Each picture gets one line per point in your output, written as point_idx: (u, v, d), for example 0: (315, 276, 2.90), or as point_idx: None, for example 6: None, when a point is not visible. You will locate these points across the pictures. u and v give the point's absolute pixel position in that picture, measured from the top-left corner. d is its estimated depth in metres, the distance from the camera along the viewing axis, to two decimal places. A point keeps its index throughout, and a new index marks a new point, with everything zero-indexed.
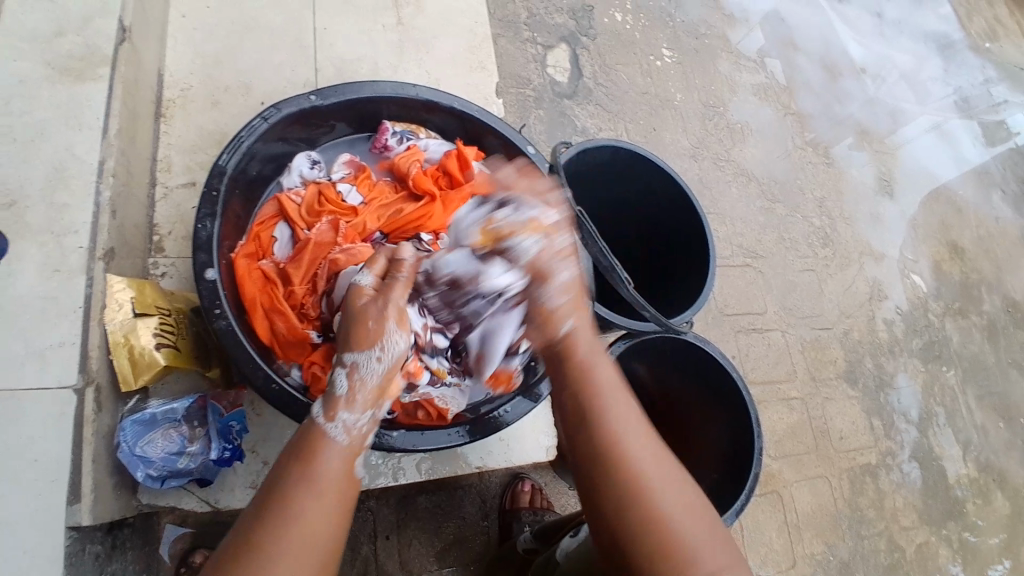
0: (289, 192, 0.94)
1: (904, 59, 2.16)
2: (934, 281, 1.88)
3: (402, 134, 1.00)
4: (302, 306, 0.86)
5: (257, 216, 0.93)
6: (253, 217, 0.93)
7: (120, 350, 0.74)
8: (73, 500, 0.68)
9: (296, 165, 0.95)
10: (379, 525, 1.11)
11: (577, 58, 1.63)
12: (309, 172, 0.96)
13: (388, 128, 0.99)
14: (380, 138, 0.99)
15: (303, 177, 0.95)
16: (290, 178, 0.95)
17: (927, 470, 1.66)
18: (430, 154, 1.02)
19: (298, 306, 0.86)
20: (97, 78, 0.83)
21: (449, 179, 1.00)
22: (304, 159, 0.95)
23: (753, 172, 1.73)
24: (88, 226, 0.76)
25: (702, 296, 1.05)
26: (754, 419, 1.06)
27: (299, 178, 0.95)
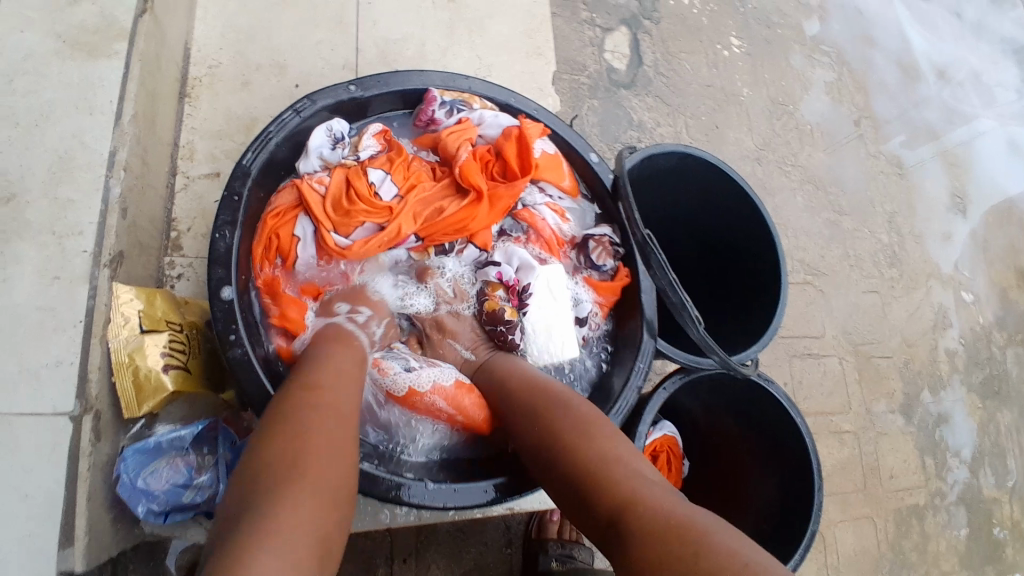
0: (309, 178, 0.81)
1: (989, 63, 1.97)
2: (1002, 309, 1.74)
3: (451, 105, 0.87)
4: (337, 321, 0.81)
5: (274, 203, 0.80)
6: (269, 203, 0.80)
7: (123, 372, 0.65)
8: (66, 543, 0.60)
9: (314, 145, 0.80)
10: (396, 547, 1.04)
11: (638, 44, 1.49)
12: (332, 152, 0.81)
13: (435, 98, 0.85)
14: (426, 109, 0.86)
15: (323, 160, 0.81)
16: (308, 163, 0.81)
17: (975, 513, 1.55)
18: (484, 129, 0.89)
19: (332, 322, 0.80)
20: (112, 54, 0.73)
21: (503, 166, 0.88)
22: (322, 137, 0.81)
23: (820, 180, 1.59)
24: (95, 227, 0.67)
25: (771, 331, 0.94)
26: (817, 469, 0.95)
27: (319, 161, 0.81)
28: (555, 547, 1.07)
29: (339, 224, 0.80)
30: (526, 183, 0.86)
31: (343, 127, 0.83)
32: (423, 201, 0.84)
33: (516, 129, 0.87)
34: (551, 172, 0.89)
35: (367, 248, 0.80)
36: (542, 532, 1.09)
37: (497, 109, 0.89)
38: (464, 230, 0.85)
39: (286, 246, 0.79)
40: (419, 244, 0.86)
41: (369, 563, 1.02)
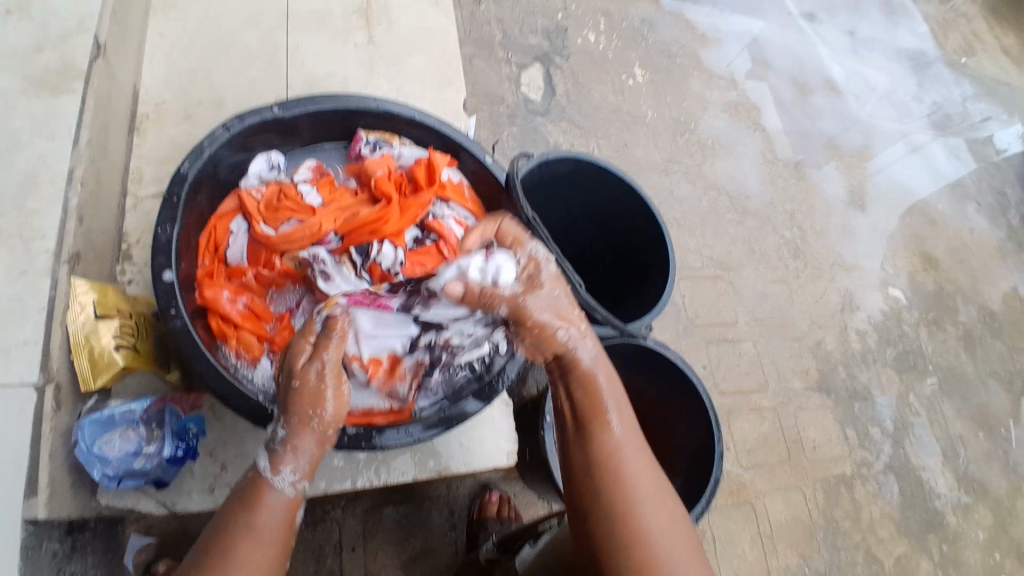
0: (249, 190, 0.95)
1: (877, 77, 2.21)
2: (909, 290, 1.91)
3: (375, 143, 1.03)
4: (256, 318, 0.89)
5: (218, 209, 0.94)
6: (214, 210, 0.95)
7: (80, 350, 0.76)
8: (29, 494, 0.69)
9: (255, 168, 0.95)
10: (345, 536, 1.12)
11: (551, 77, 1.68)
12: (268, 175, 0.96)
13: (361, 138, 1.02)
14: (355, 147, 1.03)
15: (261, 179, 0.96)
16: (249, 180, 0.95)
17: (903, 480, 1.67)
18: (403, 161, 1.03)
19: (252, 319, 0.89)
20: (70, 91, 0.87)
21: (414, 186, 1.01)
22: (264, 162, 0.96)
23: (724, 186, 1.77)
24: (55, 231, 0.79)
25: (660, 301, 1.06)
26: (714, 422, 1.07)
27: (258, 180, 0.96)
28: (494, 523, 1.16)
29: (268, 218, 0.93)
30: (432, 193, 0.99)
31: (282, 158, 0.98)
32: (342, 208, 0.97)
33: (427, 159, 1.02)
34: (455, 195, 1.02)
35: (289, 238, 0.91)
36: (482, 511, 1.18)
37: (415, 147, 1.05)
38: (376, 232, 0.94)
39: (220, 239, 0.92)
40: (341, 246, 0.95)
41: (319, 552, 1.10)
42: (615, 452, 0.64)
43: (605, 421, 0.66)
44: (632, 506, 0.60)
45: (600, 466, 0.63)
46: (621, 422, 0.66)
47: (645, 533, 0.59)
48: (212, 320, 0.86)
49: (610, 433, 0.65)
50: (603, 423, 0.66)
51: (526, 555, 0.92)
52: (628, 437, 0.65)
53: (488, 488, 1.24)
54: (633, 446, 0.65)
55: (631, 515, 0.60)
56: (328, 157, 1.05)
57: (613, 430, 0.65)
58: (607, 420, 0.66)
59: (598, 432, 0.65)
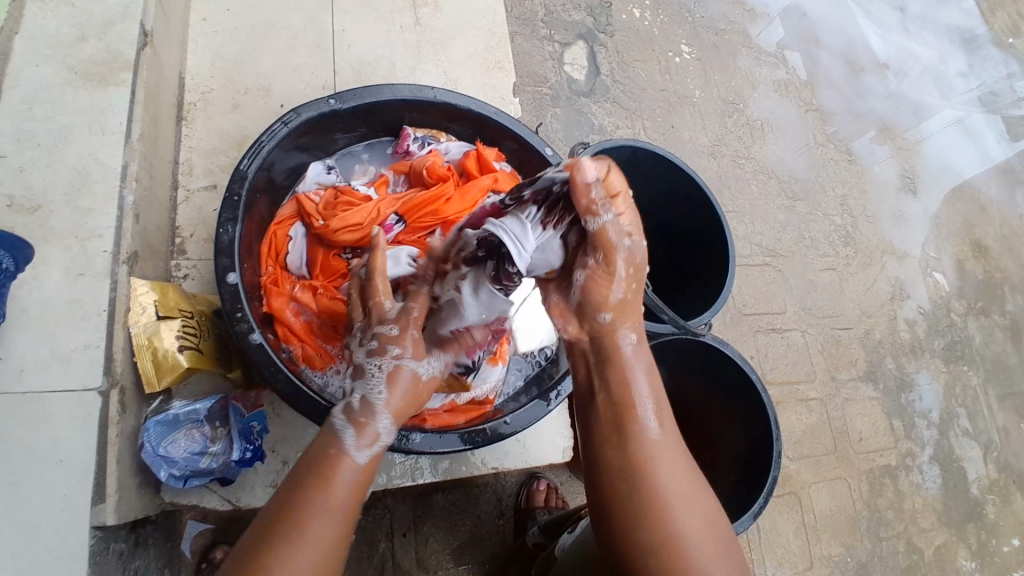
0: (307, 193, 0.95)
1: (928, 54, 2.11)
2: (957, 278, 1.85)
3: (423, 140, 1.03)
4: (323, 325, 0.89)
5: (276, 215, 0.94)
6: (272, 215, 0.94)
7: (143, 352, 0.76)
8: (98, 500, 0.70)
9: (312, 172, 0.96)
10: (395, 522, 1.12)
11: (595, 56, 1.62)
12: (326, 177, 0.97)
13: (410, 134, 1.01)
14: (402, 143, 1.01)
15: (319, 182, 0.96)
16: (306, 184, 0.96)
17: (948, 471, 1.63)
18: (450, 156, 1.03)
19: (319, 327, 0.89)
20: (119, 83, 0.85)
21: (466, 177, 1.01)
22: (320, 166, 0.97)
23: (773, 170, 1.71)
24: (112, 230, 0.78)
25: (721, 298, 1.05)
26: (772, 417, 1.05)
27: (316, 183, 0.96)
28: (542, 514, 1.15)
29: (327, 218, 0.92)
30: (487, 180, 0.98)
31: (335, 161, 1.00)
32: (399, 197, 0.96)
33: (474, 150, 1.02)
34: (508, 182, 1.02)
35: (350, 225, 0.90)
36: (530, 501, 1.17)
37: (460, 141, 1.05)
38: (438, 212, 0.95)
39: (281, 245, 0.91)
40: (404, 228, 0.95)
41: (371, 538, 1.10)
42: (651, 450, 0.59)
43: (636, 412, 0.62)
44: (666, 507, 0.56)
45: (632, 449, 0.59)
46: (661, 423, 0.61)
47: (669, 499, 0.57)
48: (279, 328, 0.86)
49: (647, 432, 0.60)
50: (639, 419, 0.61)
51: (564, 541, 0.91)
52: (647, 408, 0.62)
53: (535, 476, 1.23)
54: (669, 441, 0.61)
55: (646, 478, 0.58)
56: (375, 156, 1.04)
57: (650, 430, 0.60)
58: (642, 416, 0.61)
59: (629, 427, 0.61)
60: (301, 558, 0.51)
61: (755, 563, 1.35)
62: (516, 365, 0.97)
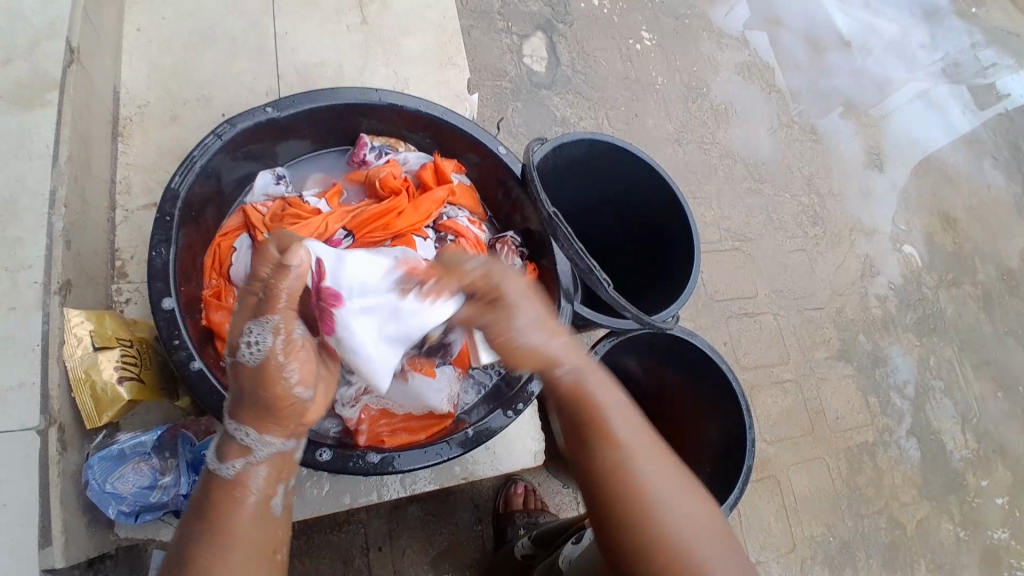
0: (255, 204, 0.91)
1: (890, 28, 2.10)
2: (927, 251, 1.85)
3: (380, 149, 0.99)
4: None
5: (222, 227, 0.90)
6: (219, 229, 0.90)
7: (81, 388, 0.73)
8: (46, 542, 0.67)
9: (260, 183, 0.92)
10: (371, 537, 1.10)
11: (554, 46, 1.59)
12: (275, 188, 0.93)
13: (366, 143, 0.97)
14: (358, 152, 0.98)
15: (268, 194, 0.92)
16: (254, 196, 0.92)
17: (926, 444, 1.64)
18: (409, 167, 1.00)
19: None
20: (46, 104, 0.81)
21: (421, 188, 0.98)
22: (268, 175, 0.93)
23: (739, 153, 1.70)
24: (42, 259, 0.74)
25: (688, 289, 1.02)
26: (744, 408, 1.05)
27: (264, 196, 0.92)
28: (521, 517, 1.13)
29: (274, 229, 0.88)
30: (443, 190, 0.95)
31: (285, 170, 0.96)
32: (351, 210, 0.93)
33: (432, 162, 0.99)
34: (466, 198, 1.00)
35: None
36: (508, 505, 1.16)
37: (418, 152, 1.02)
38: (390, 227, 0.91)
39: (225, 257, 0.87)
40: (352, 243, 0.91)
41: (346, 554, 1.08)
42: (620, 455, 0.59)
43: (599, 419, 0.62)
44: (648, 503, 0.57)
45: (602, 459, 0.60)
46: (626, 428, 0.62)
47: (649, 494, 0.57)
48: (220, 346, 0.82)
49: (613, 438, 0.61)
50: (603, 429, 0.61)
51: (568, 553, 0.90)
52: (614, 416, 0.62)
53: (512, 480, 1.22)
54: (640, 442, 0.61)
55: (623, 480, 0.58)
56: (328, 166, 1.01)
57: (615, 436, 0.61)
58: (606, 426, 0.62)
59: (598, 439, 0.61)
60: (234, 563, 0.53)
61: None
62: (470, 380, 0.95)
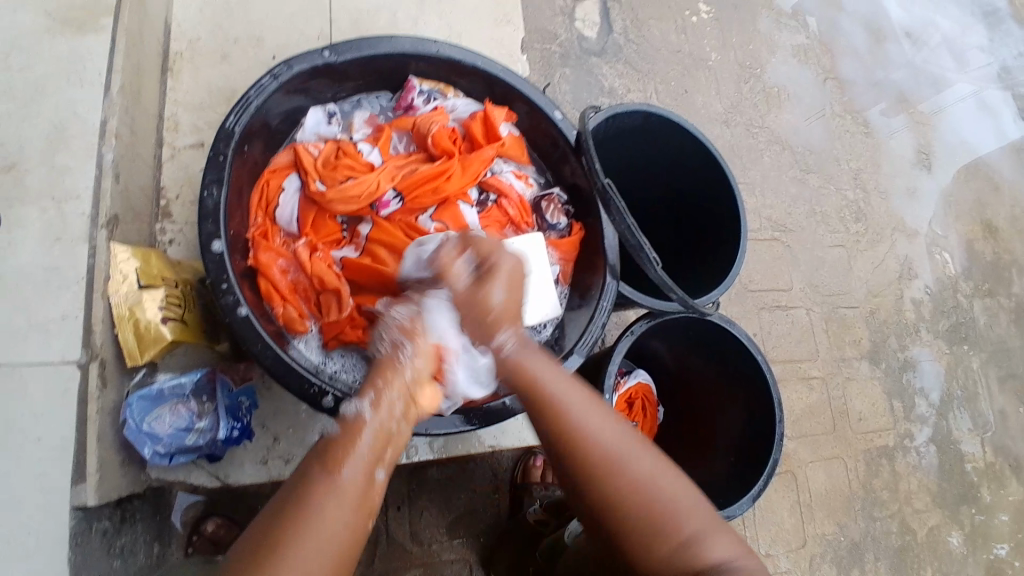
0: (307, 144, 0.89)
1: (950, 23, 2.02)
2: (966, 259, 1.80)
3: (428, 94, 0.95)
4: (305, 292, 0.85)
5: (271, 163, 0.88)
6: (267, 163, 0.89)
7: (125, 324, 0.72)
8: (79, 479, 0.67)
9: (311, 121, 0.90)
10: (390, 496, 1.10)
11: (608, 12, 1.53)
12: (326, 128, 0.91)
13: (415, 86, 0.93)
14: (406, 96, 0.94)
15: (320, 135, 0.91)
16: (305, 134, 0.91)
17: (944, 453, 1.62)
18: (456, 115, 0.96)
19: (301, 292, 0.85)
20: (97, 29, 0.78)
21: (470, 144, 0.95)
22: (320, 113, 0.91)
23: (788, 141, 1.65)
24: (90, 192, 0.73)
25: (731, 275, 1.00)
26: (777, 401, 1.04)
27: (316, 136, 0.91)
28: (539, 490, 1.13)
29: (324, 176, 0.86)
30: (492, 150, 0.93)
31: (337, 107, 0.93)
32: (399, 165, 0.90)
33: (482, 112, 0.95)
34: (514, 150, 0.96)
35: (347, 194, 0.85)
36: (526, 477, 1.15)
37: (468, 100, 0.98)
38: (439, 193, 0.89)
39: (272, 196, 0.86)
40: (399, 206, 0.89)
41: None
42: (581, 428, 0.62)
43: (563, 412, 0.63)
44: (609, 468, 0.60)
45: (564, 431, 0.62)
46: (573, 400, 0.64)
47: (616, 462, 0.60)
48: (262, 286, 0.82)
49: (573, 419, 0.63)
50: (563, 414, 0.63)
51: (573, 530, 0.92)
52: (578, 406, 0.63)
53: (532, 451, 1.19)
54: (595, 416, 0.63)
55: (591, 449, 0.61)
56: (377, 108, 0.97)
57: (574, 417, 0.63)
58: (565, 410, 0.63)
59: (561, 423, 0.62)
60: (335, 505, 0.53)
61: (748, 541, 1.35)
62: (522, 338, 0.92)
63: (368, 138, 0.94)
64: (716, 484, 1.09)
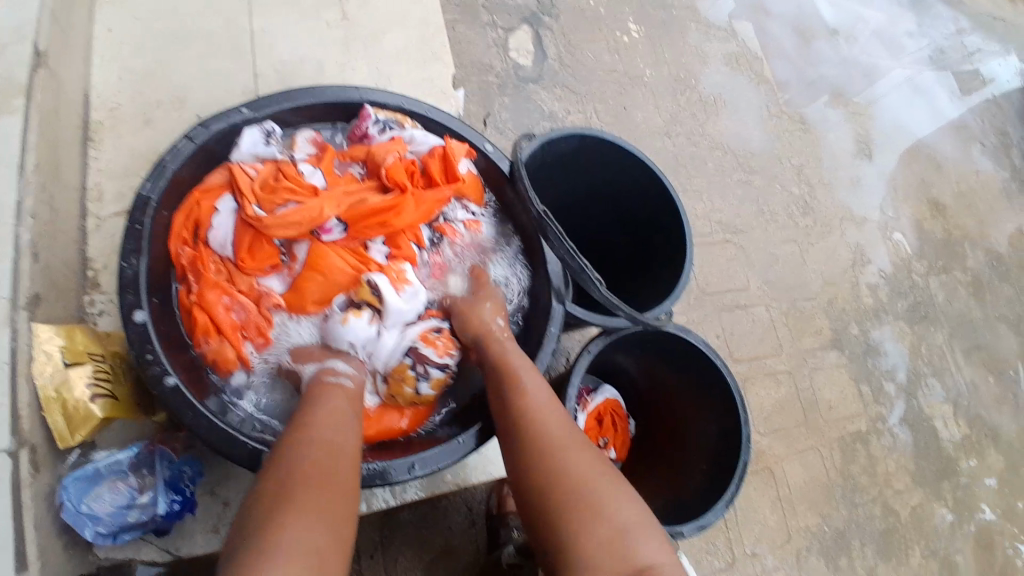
0: (242, 164, 0.86)
1: (876, 15, 2.09)
2: (917, 239, 1.85)
3: (384, 123, 0.93)
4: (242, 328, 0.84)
5: (204, 180, 0.85)
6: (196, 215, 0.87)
7: (51, 407, 0.71)
8: (18, 569, 0.65)
9: (247, 141, 0.86)
10: (362, 544, 1.08)
11: (540, 39, 1.56)
12: (264, 148, 0.87)
13: (370, 115, 0.92)
14: (361, 124, 0.93)
15: (256, 154, 0.86)
16: (241, 154, 0.86)
17: (918, 432, 1.65)
18: (414, 145, 0.94)
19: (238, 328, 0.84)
20: (11, 110, 0.77)
21: (426, 180, 0.93)
22: (257, 133, 0.86)
23: (727, 144, 1.69)
24: (10, 274, 0.72)
25: (680, 285, 1.01)
26: (739, 404, 1.05)
27: (251, 154, 0.86)
28: (514, 520, 1.12)
29: (262, 200, 0.84)
30: (450, 190, 0.93)
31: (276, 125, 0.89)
32: (348, 192, 0.90)
33: (441, 149, 0.93)
34: (472, 193, 0.96)
35: (287, 222, 0.84)
36: (501, 508, 1.14)
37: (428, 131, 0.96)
38: (386, 225, 0.90)
39: (204, 217, 0.84)
40: (342, 234, 0.89)
41: None
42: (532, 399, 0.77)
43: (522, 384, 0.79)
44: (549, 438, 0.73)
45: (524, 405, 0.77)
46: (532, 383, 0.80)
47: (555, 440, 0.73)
48: (197, 317, 0.81)
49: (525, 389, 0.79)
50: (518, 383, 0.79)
51: None
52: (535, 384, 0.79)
53: None
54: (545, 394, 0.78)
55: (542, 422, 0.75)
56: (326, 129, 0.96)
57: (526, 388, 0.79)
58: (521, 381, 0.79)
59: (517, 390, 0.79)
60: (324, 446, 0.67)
61: (732, 542, 1.35)
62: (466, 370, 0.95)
63: (311, 157, 0.91)
64: (690, 491, 1.09)
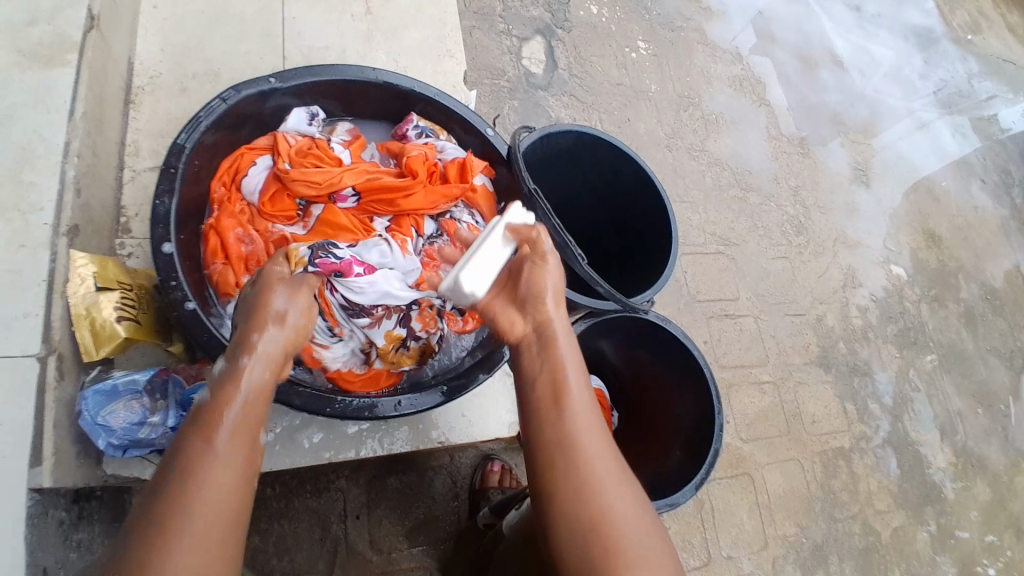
0: (287, 134, 0.97)
1: (882, 52, 2.18)
2: (911, 267, 1.90)
3: (422, 130, 1.05)
4: (247, 263, 0.90)
5: (252, 142, 0.98)
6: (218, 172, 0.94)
7: (81, 323, 0.78)
8: (35, 462, 0.71)
9: (293, 118, 0.98)
10: (349, 504, 1.13)
11: (552, 50, 1.66)
12: (307, 127, 0.98)
13: (412, 120, 1.05)
14: (403, 127, 1.05)
15: (299, 132, 0.98)
16: (287, 127, 0.98)
17: (902, 454, 1.67)
18: (443, 154, 1.05)
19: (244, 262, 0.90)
20: (64, 64, 0.87)
21: (442, 180, 1.03)
22: (303, 113, 0.99)
23: (726, 161, 1.76)
24: (53, 204, 0.80)
25: (663, 276, 1.06)
26: (715, 397, 1.09)
27: (295, 130, 0.98)
28: (495, 493, 1.16)
29: (294, 161, 0.94)
30: (462, 189, 1.02)
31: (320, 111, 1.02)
32: (369, 168, 0.99)
33: (462, 160, 1.05)
34: (483, 204, 1.06)
35: (311, 180, 0.92)
36: (484, 482, 1.19)
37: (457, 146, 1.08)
38: (395, 205, 0.98)
39: (243, 167, 0.94)
40: (355, 204, 0.97)
41: (324, 521, 1.11)
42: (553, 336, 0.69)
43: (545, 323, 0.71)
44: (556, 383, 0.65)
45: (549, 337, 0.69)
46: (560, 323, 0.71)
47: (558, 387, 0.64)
48: (212, 240, 0.89)
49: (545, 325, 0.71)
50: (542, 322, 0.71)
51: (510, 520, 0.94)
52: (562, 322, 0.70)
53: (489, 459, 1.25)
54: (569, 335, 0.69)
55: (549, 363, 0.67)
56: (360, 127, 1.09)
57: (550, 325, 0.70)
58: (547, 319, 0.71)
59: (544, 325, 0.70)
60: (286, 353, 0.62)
61: (708, 542, 1.38)
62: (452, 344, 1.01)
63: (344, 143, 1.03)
64: (664, 477, 1.13)
